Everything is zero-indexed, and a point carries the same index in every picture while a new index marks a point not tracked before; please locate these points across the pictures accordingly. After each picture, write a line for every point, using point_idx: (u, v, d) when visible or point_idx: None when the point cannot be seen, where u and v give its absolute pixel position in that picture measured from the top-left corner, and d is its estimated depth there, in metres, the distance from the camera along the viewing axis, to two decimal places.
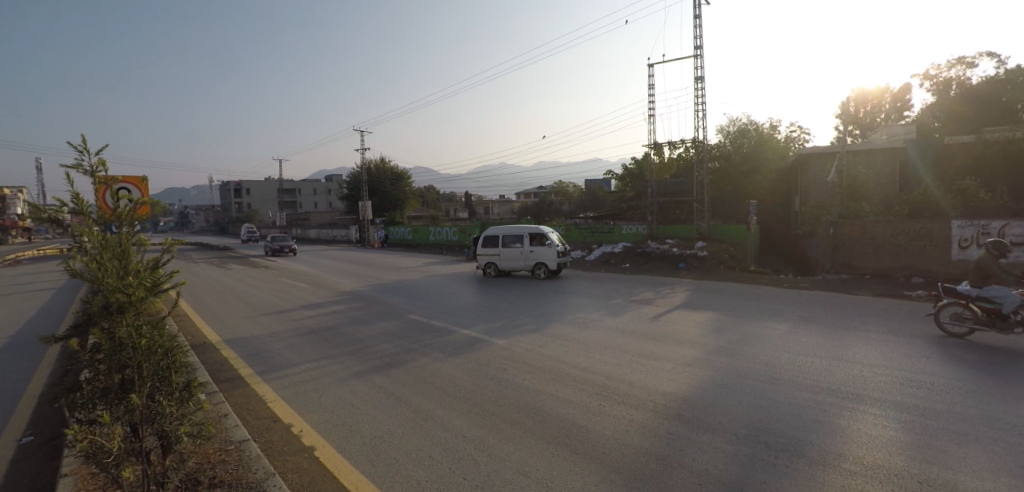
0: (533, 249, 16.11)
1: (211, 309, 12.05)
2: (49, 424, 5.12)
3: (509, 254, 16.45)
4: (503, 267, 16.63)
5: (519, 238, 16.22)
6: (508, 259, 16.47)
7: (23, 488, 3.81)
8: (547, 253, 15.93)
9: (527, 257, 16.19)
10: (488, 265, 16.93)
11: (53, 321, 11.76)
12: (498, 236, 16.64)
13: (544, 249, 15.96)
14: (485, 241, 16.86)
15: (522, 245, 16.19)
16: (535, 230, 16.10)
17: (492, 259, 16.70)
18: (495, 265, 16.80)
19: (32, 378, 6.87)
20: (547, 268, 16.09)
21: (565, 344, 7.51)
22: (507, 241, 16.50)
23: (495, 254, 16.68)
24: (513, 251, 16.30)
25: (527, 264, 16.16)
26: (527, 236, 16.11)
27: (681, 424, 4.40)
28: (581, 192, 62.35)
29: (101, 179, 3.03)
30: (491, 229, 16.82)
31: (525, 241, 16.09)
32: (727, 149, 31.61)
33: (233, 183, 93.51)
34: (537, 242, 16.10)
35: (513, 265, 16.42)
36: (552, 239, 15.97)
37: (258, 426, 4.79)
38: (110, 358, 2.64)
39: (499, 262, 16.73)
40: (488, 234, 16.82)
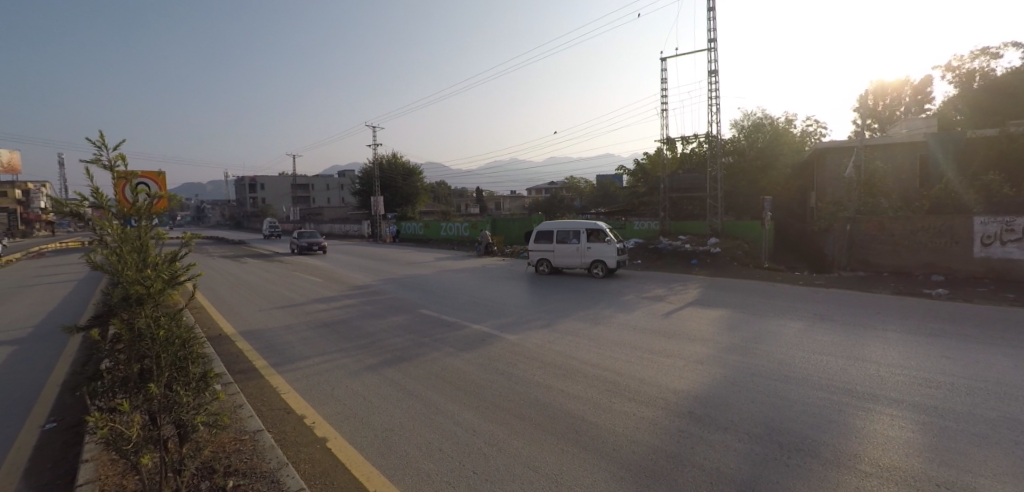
0: (589, 245, 15.26)
1: (227, 301, 12.26)
2: (70, 411, 5.26)
3: (565, 251, 15.65)
4: (558, 264, 15.85)
5: (575, 233, 15.40)
6: (562, 255, 15.68)
7: (47, 473, 3.92)
8: (605, 249, 15.02)
9: (583, 253, 15.34)
10: (542, 261, 16.19)
11: (75, 312, 12.06)
12: (552, 231, 15.88)
13: (602, 245, 15.05)
14: (538, 236, 16.14)
15: (578, 241, 15.39)
16: (592, 225, 15.22)
17: (546, 256, 15.96)
18: (550, 262, 16.04)
19: (55, 367, 7.06)
20: (604, 265, 15.16)
21: (576, 340, 7.50)
22: (562, 237, 15.71)
23: (549, 250, 15.93)
24: (569, 247, 15.49)
25: (583, 261, 15.31)
26: (584, 231, 15.27)
27: (693, 422, 4.38)
28: (593, 187, 62.07)
29: (120, 174, 3.07)
30: (544, 224, 16.06)
31: (581, 236, 15.27)
32: (741, 144, 31.23)
33: (248, 179, 94.79)
34: (595, 238, 15.23)
35: (568, 262, 15.61)
36: (611, 234, 15.05)
37: (272, 416, 4.87)
38: (130, 349, 2.70)
39: (553, 258, 15.95)
40: (541, 230, 16.07)
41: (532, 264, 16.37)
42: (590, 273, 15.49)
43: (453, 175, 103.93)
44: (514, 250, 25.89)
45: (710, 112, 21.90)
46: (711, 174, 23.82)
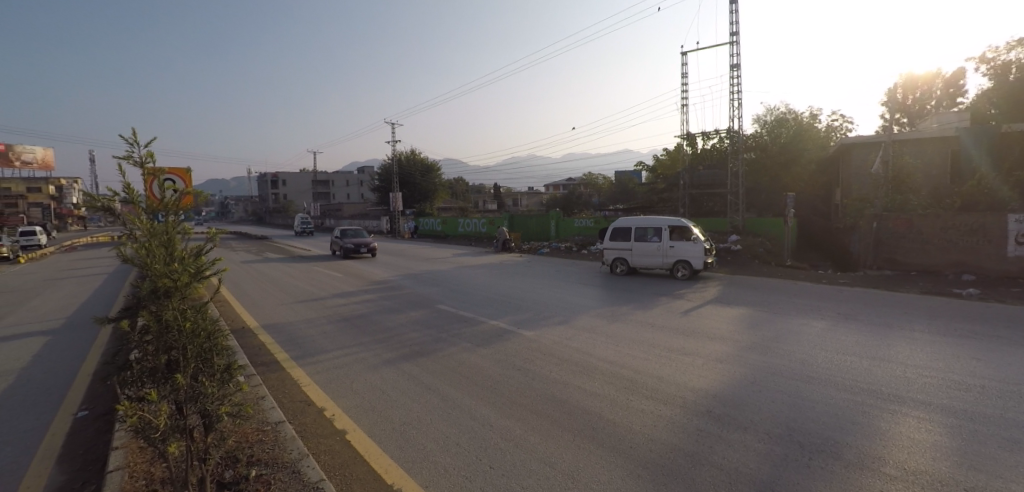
0: (672, 244, 13.69)
1: (250, 295, 12.54)
2: (102, 400, 5.45)
3: (643, 250, 14.14)
4: (636, 264, 14.39)
5: (655, 230, 13.87)
6: (640, 255, 14.19)
7: (80, 458, 4.08)
8: (690, 250, 13.38)
9: (665, 253, 13.79)
10: (618, 261, 14.74)
11: (106, 304, 12.47)
12: (630, 228, 14.39)
13: (687, 244, 13.42)
14: (614, 233, 14.69)
15: (659, 239, 13.84)
16: (675, 222, 13.65)
17: (622, 254, 14.52)
18: (627, 262, 14.58)
19: (87, 357, 7.29)
20: (689, 267, 13.53)
21: (593, 337, 7.47)
22: (641, 235, 14.20)
23: (626, 249, 14.45)
24: (648, 245, 13.98)
25: (665, 262, 13.75)
26: (666, 229, 13.70)
27: (712, 421, 4.33)
28: (612, 184, 61.60)
29: (150, 170, 3.15)
30: (620, 221, 14.63)
31: (662, 234, 13.72)
32: (764, 139, 30.64)
33: (270, 175, 96.56)
34: (679, 236, 13.63)
35: (647, 262, 14.11)
36: (697, 233, 13.39)
37: (293, 408, 4.97)
38: (157, 340, 2.78)
39: (630, 258, 14.49)
40: (616, 227, 14.67)
41: (607, 263, 14.96)
42: (676, 275, 13.81)
43: (471, 171, 104.24)
44: (531, 246, 25.88)
45: (731, 107, 21.58)
46: (732, 170, 23.46)
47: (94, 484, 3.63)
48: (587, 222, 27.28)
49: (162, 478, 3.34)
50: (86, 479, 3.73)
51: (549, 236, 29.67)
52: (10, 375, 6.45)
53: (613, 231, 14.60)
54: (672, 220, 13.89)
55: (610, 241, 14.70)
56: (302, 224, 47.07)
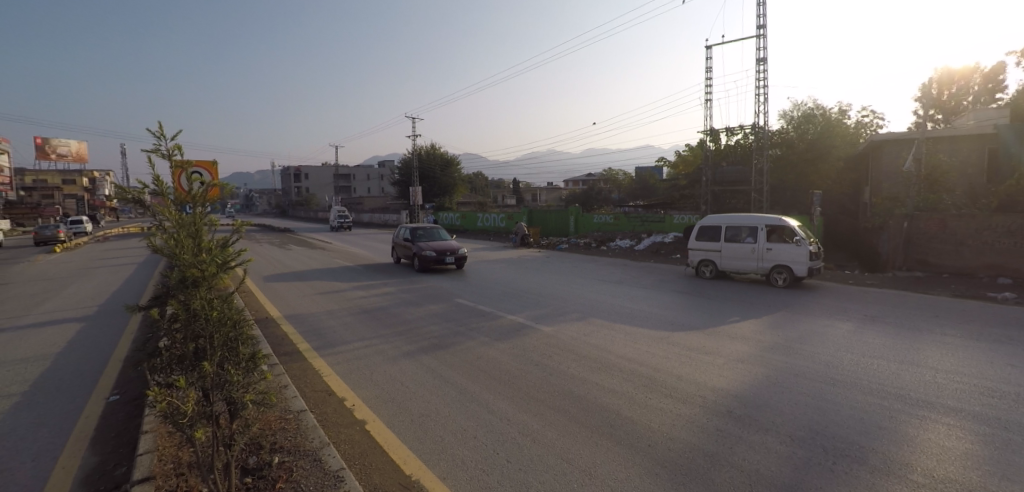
0: (769, 246, 11.86)
1: (273, 286, 12.77)
2: (133, 385, 5.64)
3: (734, 251, 12.42)
4: (723, 267, 12.72)
5: (750, 230, 12.15)
6: (730, 257, 12.50)
7: (111, 440, 4.23)
8: (791, 253, 11.47)
9: (761, 256, 11.99)
10: (706, 263, 13.05)
11: (136, 292, 12.86)
12: (720, 226, 12.74)
13: (788, 246, 11.56)
14: (702, 232, 13.08)
15: (754, 240, 12.08)
16: (774, 221, 11.85)
17: (708, 256, 12.89)
18: (713, 264, 12.91)
19: (120, 343, 7.53)
20: (789, 273, 11.59)
21: (612, 334, 7.43)
22: (732, 234, 12.53)
23: (715, 250, 12.77)
24: (741, 246, 12.25)
25: (759, 267, 11.96)
26: (764, 229, 11.94)
27: (732, 421, 4.27)
28: (631, 179, 60.97)
29: (178, 163, 3.23)
30: (709, 218, 13.08)
31: (758, 234, 11.98)
32: (790, 135, 29.90)
33: (293, 168, 98.23)
34: (778, 238, 11.81)
35: (738, 266, 12.39)
36: (801, 234, 11.49)
37: (315, 397, 5.07)
38: (185, 328, 2.85)
39: (718, 260, 12.79)
40: (705, 224, 13.08)
41: (693, 265, 13.34)
42: (778, 282, 11.79)
43: (490, 165, 104.35)
44: (550, 242, 25.80)
45: (756, 102, 21.11)
46: (757, 167, 22.97)
47: (127, 466, 3.76)
48: (606, 218, 27.05)
49: (189, 462, 3.45)
50: (119, 461, 3.87)
51: (567, 232, 29.54)
52: (48, 360, 6.70)
53: (700, 230, 13.05)
54: (774, 220, 12.04)
55: (695, 241, 13.15)
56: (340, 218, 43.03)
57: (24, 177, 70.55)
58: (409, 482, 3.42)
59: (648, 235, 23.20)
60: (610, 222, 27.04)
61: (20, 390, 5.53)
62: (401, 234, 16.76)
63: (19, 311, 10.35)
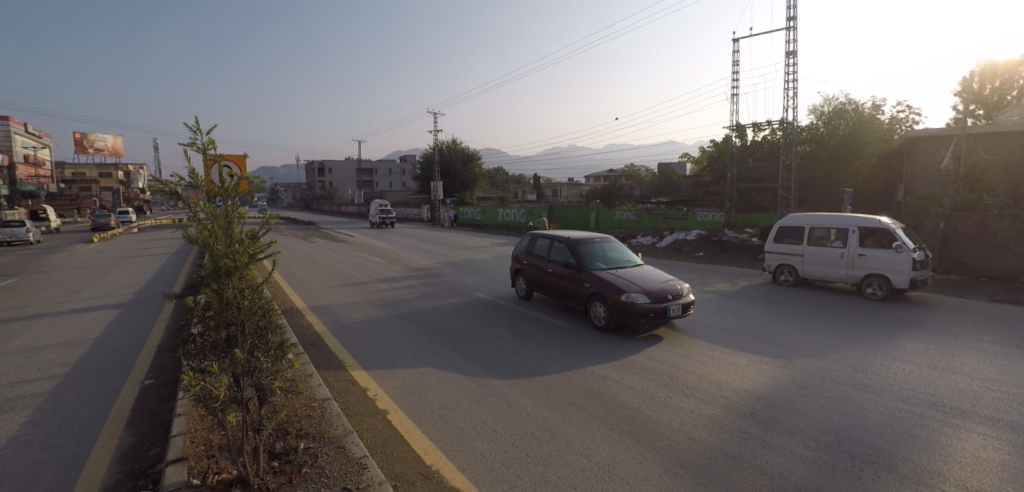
0: (862, 252, 10.19)
1: (299, 278, 13.05)
2: (166, 369, 5.83)
3: (821, 256, 10.84)
4: (805, 274, 11.20)
5: (840, 233, 10.54)
6: (814, 262, 10.95)
7: (145, 422, 4.39)
8: (888, 260, 9.74)
9: (851, 263, 10.35)
10: (785, 268, 11.59)
11: (169, 281, 13.30)
12: (803, 228, 11.22)
13: (885, 253, 9.83)
14: (783, 234, 11.61)
15: (844, 244, 10.46)
16: (870, 222, 10.17)
17: (787, 260, 11.43)
18: (794, 270, 11.39)
19: (154, 330, 7.80)
20: (886, 283, 9.87)
21: (634, 332, 7.38)
22: (817, 237, 10.97)
23: (796, 254, 11.27)
24: (827, 251, 10.68)
25: (850, 275, 10.34)
26: (855, 231, 10.31)
27: (756, 423, 4.21)
28: (654, 176, 60.27)
29: (211, 156, 3.32)
30: (791, 218, 11.59)
31: (849, 238, 10.36)
32: (821, 131, 29.07)
33: (317, 163, 99.98)
34: (873, 242, 10.11)
35: (824, 273, 10.82)
36: (902, 239, 9.70)
37: (338, 386, 5.17)
38: (218, 315, 2.95)
39: (800, 266, 11.26)
40: (786, 225, 11.59)
41: (770, 270, 11.92)
42: (876, 295, 10.00)
43: (511, 160, 104.34)
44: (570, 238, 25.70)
45: (785, 96, 20.61)
46: (785, 163, 22.45)
47: (161, 447, 3.91)
48: (628, 214, 26.79)
49: (220, 445, 3.56)
50: (153, 441, 4.02)
51: (588, 228, 29.40)
52: (87, 344, 6.99)
53: (779, 231, 11.61)
54: (871, 221, 10.31)
55: (774, 243, 11.74)
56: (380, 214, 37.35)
57: (63, 170, 73.43)
58: (430, 472, 3.46)
59: (670, 233, 22.92)
60: (632, 218, 26.78)
61: (62, 372, 5.79)
62: (529, 245, 9.62)
63: (59, 298, 10.80)
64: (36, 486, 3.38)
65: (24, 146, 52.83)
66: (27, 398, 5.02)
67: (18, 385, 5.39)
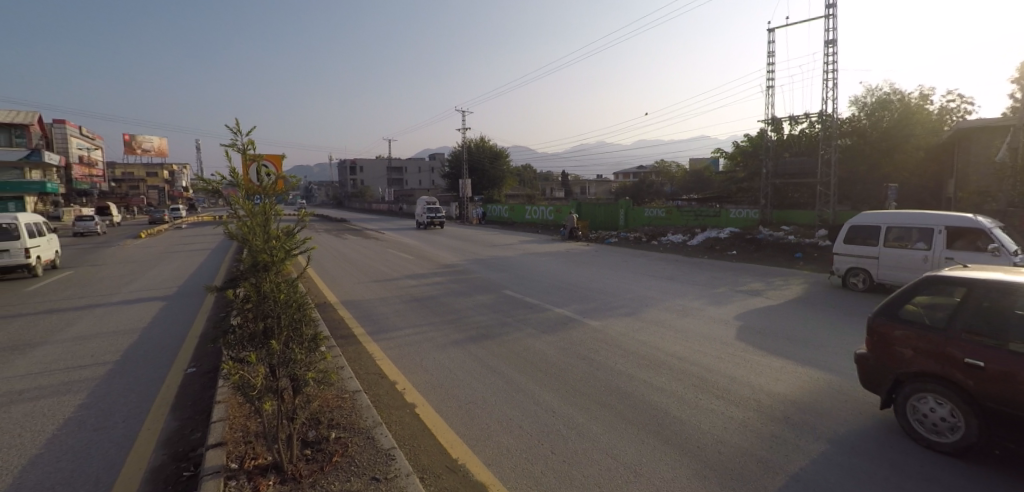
0: (951, 255, 8.84)
1: (331, 273, 13.38)
2: (207, 359, 6.09)
3: (901, 260, 9.49)
4: (880, 279, 9.84)
5: (925, 233, 9.21)
6: (892, 266, 9.59)
7: (188, 409, 4.60)
8: (984, 264, 8.33)
9: (938, 268, 8.95)
10: (855, 272, 10.26)
11: (209, 274, 13.85)
12: (881, 227, 9.88)
13: (979, 256, 8.42)
14: (853, 234, 10.31)
15: (929, 247, 9.11)
16: (962, 221, 8.85)
17: (860, 263, 10.09)
18: (868, 274, 10.04)
19: (196, 321, 8.16)
20: None
21: (662, 331, 7.29)
22: (898, 237, 9.60)
23: (869, 257, 9.97)
24: (910, 254, 9.33)
25: None
26: (942, 232, 8.99)
27: (789, 428, 4.11)
28: (685, 172, 59.13)
29: (250, 156, 3.46)
30: (864, 216, 10.25)
31: (936, 239, 9.03)
32: (863, 124, 27.92)
33: (349, 161, 102.19)
34: (965, 244, 8.75)
35: (904, 279, 9.45)
36: (1000, 240, 8.33)
37: (368, 380, 5.30)
38: (256, 309, 3.07)
39: (874, 270, 9.92)
40: (859, 224, 10.25)
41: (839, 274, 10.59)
42: None
43: (539, 157, 104.12)
44: (599, 236, 25.48)
45: (824, 87, 19.90)
46: (823, 158, 21.67)
47: (202, 431, 4.10)
48: (658, 211, 26.40)
49: (256, 432, 3.72)
50: (195, 426, 4.21)
51: (617, 226, 29.10)
52: (134, 334, 7.36)
53: (852, 230, 10.29)
54: (960, 219, 8.96)
55: (842, 245, 10.45)
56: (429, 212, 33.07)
57: (113, 169, 77.29)
58: (456, 466, 3.53)
59: (702, 230, 22.47)
60: (662, 215, 26.37)
61: (112, 359, 6.13)
62: (916, 314, 4.06)
63: (110, 290, 11.41)
64: (92, 465, 3.60)
65: (78, 148, 55.89)
66: (82, 382, 5.35)
67: (73, 370, 5.74)
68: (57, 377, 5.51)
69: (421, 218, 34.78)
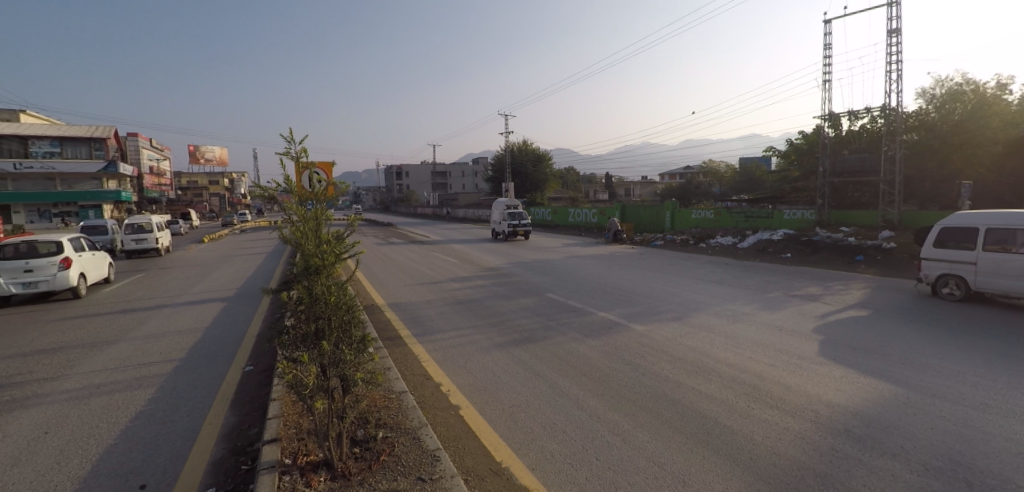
0: None
1: (378, 276, 13.77)
2: (263, 358, 6.38)
3: (1002, 265, 8.67)
4: (977, 287, 9.05)
5: None
6: (992, 273, 8.80)
7: (245, 405, 4.83)
8: None
9: None
10: (950, 279, 9.50)
11: (265, 277, 14.56)
12: (978, 230, 9.09)
13: None
14: (945, 237, 9.57)
15: None
16: None
17: (953, 270, 9.36)
18: (962, 282, 9.28)
19: (253, 321, 8.58)
20: None
21: (711, 337, 7.06)
22: (998, 241, 8.79)
23: (965, 262, 9.20)
24: (1013, 259, 8.50)
25: None
26: None
27: (851, 442, 3.87)
28: (735, 172, 57.03)
29: (303, 164, 3.64)
30: (958, 218, 9.51)
31: None
32: (932, 117, 26.04)
33: (395, 168, 105.07)
34: None
35: (1006, 287, 8.64)
36: None
37: (414, 381, 5.41)
38: (308, 310, 3.19)
39: (969, 278, 9.15)
40: (952, 227, 9.51)
41: (929, 281, 9.89)
42: None
43: (582, 160, 103.24)
44: (643, 238, 24.96)
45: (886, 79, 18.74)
46: (887, 154, 20.37)
47: (259, 427, 4.29)
48: (706, 213, 25.63)
49: (309, 429, 3.86)
50: (252, 422, 4.42)
51: (663, 228, 28.41)
52: (198, 333, 7.83)
53: (942, 234, 9.59)
54: None
55: (932, 248, 9.74)
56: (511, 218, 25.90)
57: (180, 179, 82.74)
58: (500, 469, 3.53)
59: (752, 232, 21.60)
60: (710, 217, 25.57)
61: (179, 357, 6.54)
62: None
63: (177, 291, 12.20)
64: (161, 455, 3.84)
65: (149, 159, 60.13)
66: (152, 377, 5.74)
67: (144, 366, 6.17)
68: (131, 372, 5.93)
69: (497, 226, 27.68)
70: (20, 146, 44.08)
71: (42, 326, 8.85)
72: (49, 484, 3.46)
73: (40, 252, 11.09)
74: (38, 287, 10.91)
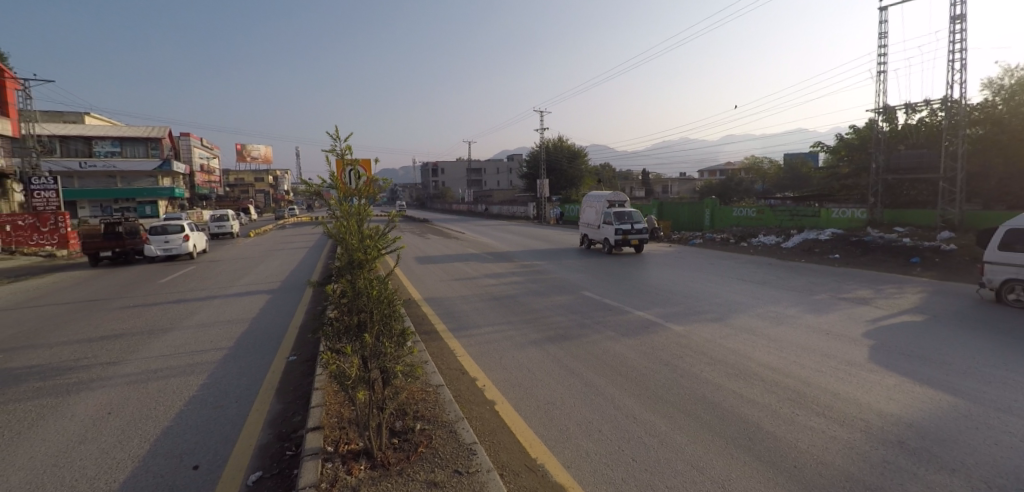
0: None
1: (415, 271, 14.01)
2: (306, 348, 6.60)
3: None
4: None
5: None
6: None
7: (290, 393, 5.00)
8: None
9: None
10: (1016, 285, 8.86)
11: (307, 270, 15.05)
12: None
13: None
14: (1012, 240, 8.94)
15: None
16: None
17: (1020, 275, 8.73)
18: None
19: (296, 313, 8.88)
20: None
21: (753, 339, 6.84)
22: None
23: None
24: None
25: None
26: None
27: (904, 454, 3.68)
28: (779, 169, 55.01)
29: (346, 161, 3.77)
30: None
31: None
32: (1000, 109, 24.28)
33: (432, 165, 106.59)
34: None
35: None
36: None
37: (450, 374, 5.48)
38: (351, 303, 3.28)
39: None
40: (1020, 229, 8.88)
41: (993, 286, 9.26)
42: None
43: (618, 157, 101.82)
44: (681, 236, 24.47)
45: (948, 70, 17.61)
46: (947, 150, 19.19)
47: (302, 415, 4.44)
48: (748, 211, 24.88)
49: (350, 419, 3.96)
50: (295, 410, 4.57)
51: (702, 226, 27.77)
52: (245, 323, 8.16)
53: (1007, 236, 8.97)
54: None
55: (996, 252, 9.12)
56: (618, 220, 18.93)
57: (229, 176, 86.58)
58: (534, 465, 3.54)
59: (798, 231, 20.84)
60: (753, 215, 24.81)
61: (228, 345, 6.85)
62: None
63: (226, 283, 12.78)
64: (213, 438, 4.04)
65: (200, 158, 63.13)
66: (204, 364, 6.03)
67: (197, 353, 6.50)
68: (185, 359, 6.27)
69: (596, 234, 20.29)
70: (84, 146, 47.11)
71: (105, 313, 9.46)
72: (112, 461, 3.70)
73: (171, 230, 18.88)
74: (171, 252, 18.68)
